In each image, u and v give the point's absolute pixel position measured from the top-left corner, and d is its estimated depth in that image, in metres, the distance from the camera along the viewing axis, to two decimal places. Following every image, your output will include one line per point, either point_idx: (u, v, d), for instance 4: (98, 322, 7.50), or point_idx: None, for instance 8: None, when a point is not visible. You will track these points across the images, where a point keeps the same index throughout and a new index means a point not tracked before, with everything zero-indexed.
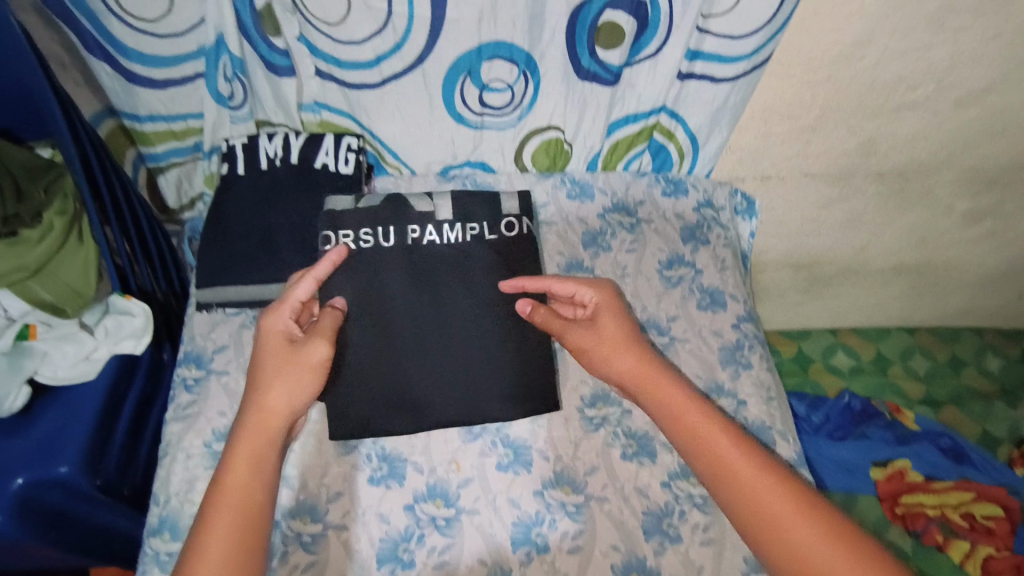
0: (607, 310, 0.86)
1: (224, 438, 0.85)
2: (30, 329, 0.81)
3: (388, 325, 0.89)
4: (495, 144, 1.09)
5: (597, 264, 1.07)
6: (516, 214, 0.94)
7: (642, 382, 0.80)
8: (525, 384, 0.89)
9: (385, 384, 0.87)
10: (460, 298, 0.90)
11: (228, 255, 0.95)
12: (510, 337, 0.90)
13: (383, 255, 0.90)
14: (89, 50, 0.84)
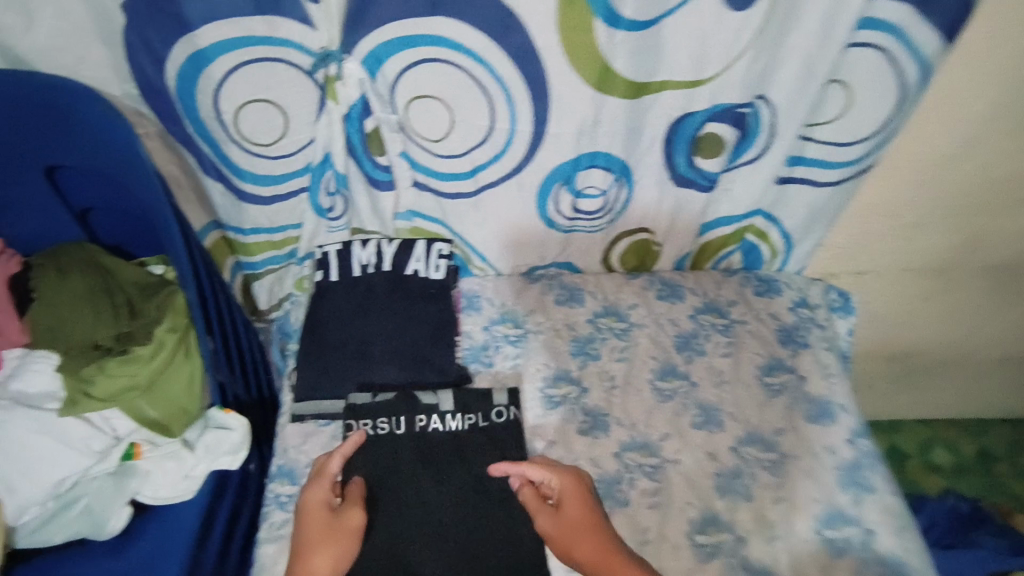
0: (572, 492, 0.81)
1: None
2: (135, 448, 0.82)
3: (397, 517, 0.84)
4: (584, 246, 1.08)
5: (693, 369, 1.03)
6: (505, 402, 0.92)
7: (610, 566, 0.74)
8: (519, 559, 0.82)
9: (392, 562, 0.81)
10: (465, 474, 0.87)
11: (324, 363, 0.95)
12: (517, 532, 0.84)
13: (397, 441, 0.89)
14: (205, 170, 0.87)
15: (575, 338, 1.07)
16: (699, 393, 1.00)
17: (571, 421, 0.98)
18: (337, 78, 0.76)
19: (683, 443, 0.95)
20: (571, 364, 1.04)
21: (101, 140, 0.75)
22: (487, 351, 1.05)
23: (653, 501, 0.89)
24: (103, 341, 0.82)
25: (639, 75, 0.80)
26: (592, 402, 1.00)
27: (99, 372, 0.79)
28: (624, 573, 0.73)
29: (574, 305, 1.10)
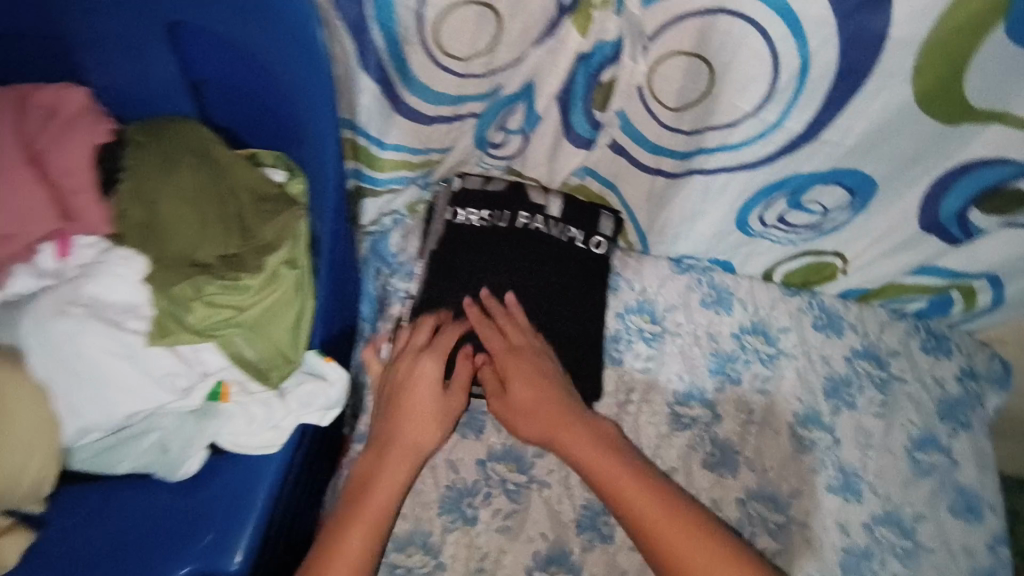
0: (515, 368, 0.75)
1: (405, 549, 0.75)
2: (223, 387, 0.68)
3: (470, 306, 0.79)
4: (760, 252, 0.91)
5: (838, 424, 0.91)
6: (610, 233, 0.83)
7: (614, 486, 0.69)
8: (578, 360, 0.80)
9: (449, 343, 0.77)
10: (549, 276, 0.81)
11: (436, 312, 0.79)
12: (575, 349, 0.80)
13: (494, 234, 0.81)
14: (362, 66, 0.64)
15: (717, 352, 0.93)
16: (841, 452, 0.89)
17: (697, 449, 0.86)
18: (600, 5, 0.58)
19: (815, 506, 0.86)
20: (707, 384, 0.91)
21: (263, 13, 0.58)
22: (617, 344, 0.91)
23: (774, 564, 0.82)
24: (205, 256, 0.65)
25: (979, 98, 0.61)
26: (723, 433, 0.88)
27: (197, 296, 0.64)
28: (636, 494, 0.68)
29: (721, 312, 0.95)
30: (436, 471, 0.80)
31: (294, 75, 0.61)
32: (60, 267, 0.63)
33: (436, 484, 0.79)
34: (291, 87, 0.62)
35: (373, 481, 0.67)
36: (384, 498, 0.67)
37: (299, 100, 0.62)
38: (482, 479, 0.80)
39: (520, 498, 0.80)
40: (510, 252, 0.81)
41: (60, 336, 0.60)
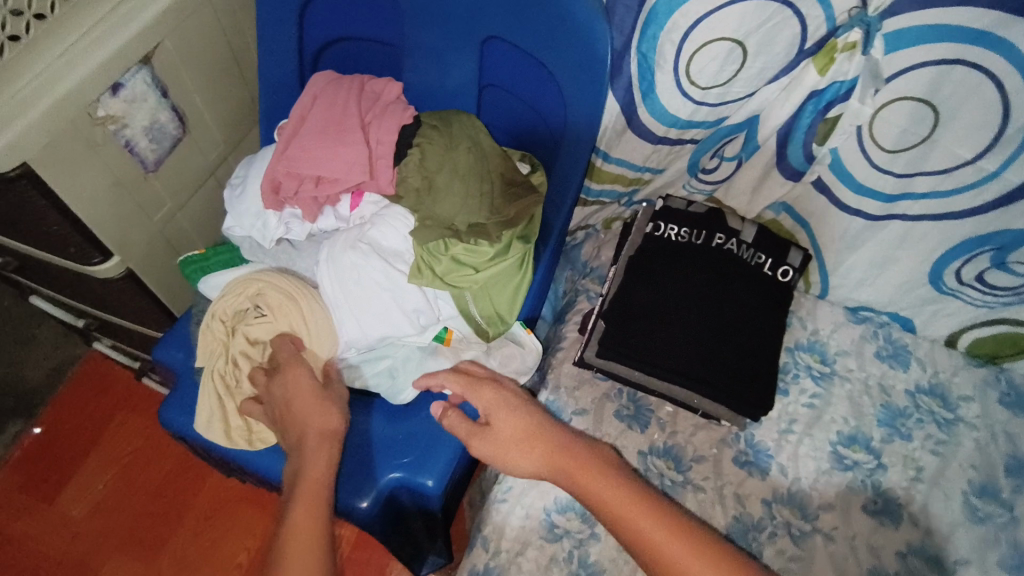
0: (495, 401, 0.78)
1: (564, 512, 0.83)
2: (447, 333, 0.82)
3: (657, 306, 0.85)
4: (947, 311, 0.92)
5: (1020, 503, 0.86)
6: (796, 265, 0.88)
7: (610, 504, 0.70)
8: (754, 372, 0.83)
9: (632, 335, 0.84)
10: (737, 293, 0.85)
11: (626, 307, 0.86)
12: (751, 364, 0.83)
13: (690, 249, 0.88)
14: (615, 87, 0.79)
15: (888, 403, 0.93)
16: (1021, 533, 0.84)
17: (856, 491, 0.87)
18: (844, 48, 0.67)
19: None
20: (874, 432, 0.91)
21: (559, 37, 0.73)
22: (784, 376, 0.95)
23: None
24: (459, 223, 0.79)
25: None
26: (886, 483, 0.87)
27: (446, 254, 0.78)
28: (630, 510, 0.69)
29: (895, 367, 0.96)
30: None
31: (573, 89, 0.75)
32: (349, 216, 0.81)
33: None
34: (569, 98, 0.76)
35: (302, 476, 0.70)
36: (309, 509, 0.69)
37: (571, 108, 0.77)
38: (642, 468, 0.87)
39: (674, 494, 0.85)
40: (703, 264, 0.86)
41: (346, 265, 0.77)
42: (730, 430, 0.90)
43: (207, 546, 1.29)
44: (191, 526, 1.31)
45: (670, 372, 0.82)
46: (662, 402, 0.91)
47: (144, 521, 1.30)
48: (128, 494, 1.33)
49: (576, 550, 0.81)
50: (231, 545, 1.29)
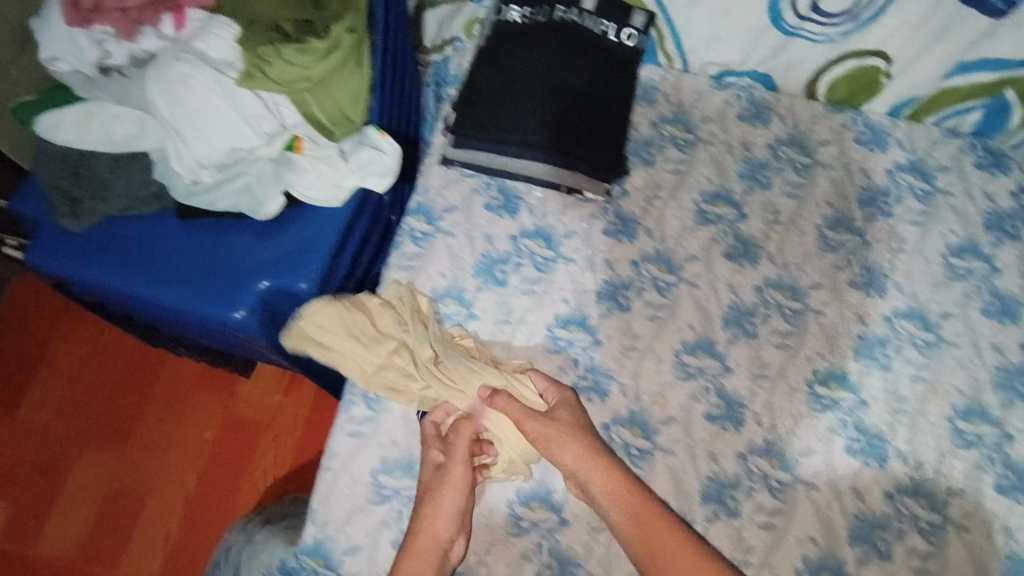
0: (566, 403, 0.77)
1: (441, 299, 0.87)
2: (297, 141, 0.82)
3: (502, 89, 0.85)
4: (797, 56, 0.94)
5: (871, 229, 0.92)
6: (639, 27, 0.89)
7: (647, 524, 0.69)
8: (603, 138, 0.86)
9: (483, 120, 0.84)
10: (582, 65, 0.86)
11: (473, 96, 0.86)
12: (600, 132, 0.86)
13: (530, 27, 0.88)
14: None
15: (749, 158, 0.96)
16: (869, 253, 0.90)
17: (719, 241, 0.91)
18: None
19: (833, 298, 0.88)
20: (736, 187, 0.94)
21: None
22: (650, 148, 0.96)
23: (783, 342, 0.86)
24: (284, 22, 0.79)
25: None
26: (747, 230, 0.92)
27: (276, 56, 0.78)
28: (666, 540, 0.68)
29: (757, 125, 0.98)
30: (472, 242, 0.91)
31: None
32: (176, 36, 0.79)
33: (472, 250, 0.90)
34: None
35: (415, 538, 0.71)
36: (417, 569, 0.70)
37: None
38: (513, 251, 0.90)
39: (546, 268, 0.89)
40: (547, 41, 0.87)
41: (174, 77, 0.76)
42: (599, 205, 0.92)
43: (172, 428, 1.27)
44: (154, 411, 1.28)
45: (524, 145, 0.84)
46: (530, 186, 0.93)
47: (106, 409, 1.28)
48: (83, 390, 1.29)
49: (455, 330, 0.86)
50: (195, 428, 1.27)
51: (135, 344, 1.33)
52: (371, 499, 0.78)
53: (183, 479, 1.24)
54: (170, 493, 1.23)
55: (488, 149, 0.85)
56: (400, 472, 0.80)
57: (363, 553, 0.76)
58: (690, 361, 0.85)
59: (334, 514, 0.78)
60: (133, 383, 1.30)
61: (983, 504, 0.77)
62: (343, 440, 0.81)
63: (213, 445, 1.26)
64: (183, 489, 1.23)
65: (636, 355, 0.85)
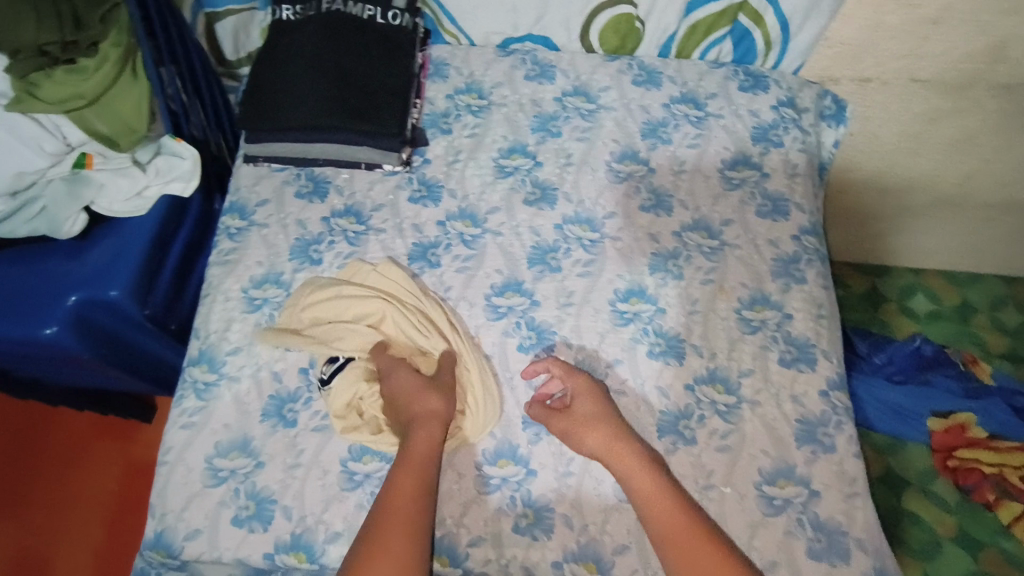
0: (586, 393, 0.81)
1: (260, 285, 0.91)
2: (87, 159, 0.86)
3: (279, 80, 0.93)
4: (561, 15, 1.05)
5: (653, 157, 1.00)
6: (402, 7, 0.98)
7: (656, 501, 0.72)
8: (378, 110, 0.92)
9: (264, 111, 0.92)
10: (352, 48, 0.94)
11: (255, 92, 0.93)
12: (377, 104, 0.93)
13: (299, 22, 0.96)
14: None
15: (539, 112, 1.03)
16: (654, 178, 0.99)
17: (518, 191, 0.98)
18: None
19: (626, 223, 0.96)
20: (530, 140, 1.02)
21: None
22: (447, 119, 1.03)
23: (584, 270, 0.93)
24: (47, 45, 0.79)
25: None
26: (543, 176, 0.99)
27: (46, 78, 0.81)
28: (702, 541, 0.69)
29: (543, 83, 1.06)
30: (287, 229, 0.95)
31: None
32: None
33: (287, 237, 0.94)
34: None
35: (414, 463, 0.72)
36: (411, 490, 0.70)
37: None
38: (326, 231, 0.95)
39: (359, 241, 0.94)
40: (316, 29, 0.94)
41: None
42: (403, 175, 0.99)
43: (73, 484, 1.28)
44: (53, 470, 1.29)
45: (302, 128, 0.91)
46: (338, 170, 0.99)
47: None
48: None
49: (276, 311, 0.90)
50: (99, 479, 1.29)
51: (26, 407, 1.35)
52: (208, 483, 0.80)
53: (91, 532, 1.24)
54: (78, 546, 1.23)
55: (275, 137, 0.93)
56: (235, 452, 0.82)
57: (202, 536, 0.78)
58: (500, 302, 0.91)
59: (172, 504, 0.80)
60: (27, 446, 1.31)
61: (770, 379, 0.86)
62: (176, 433, 0.83)
63: (122, 492, 1.28)
64: (92, 541, 1.24)
65: (450, 306, 0.90)
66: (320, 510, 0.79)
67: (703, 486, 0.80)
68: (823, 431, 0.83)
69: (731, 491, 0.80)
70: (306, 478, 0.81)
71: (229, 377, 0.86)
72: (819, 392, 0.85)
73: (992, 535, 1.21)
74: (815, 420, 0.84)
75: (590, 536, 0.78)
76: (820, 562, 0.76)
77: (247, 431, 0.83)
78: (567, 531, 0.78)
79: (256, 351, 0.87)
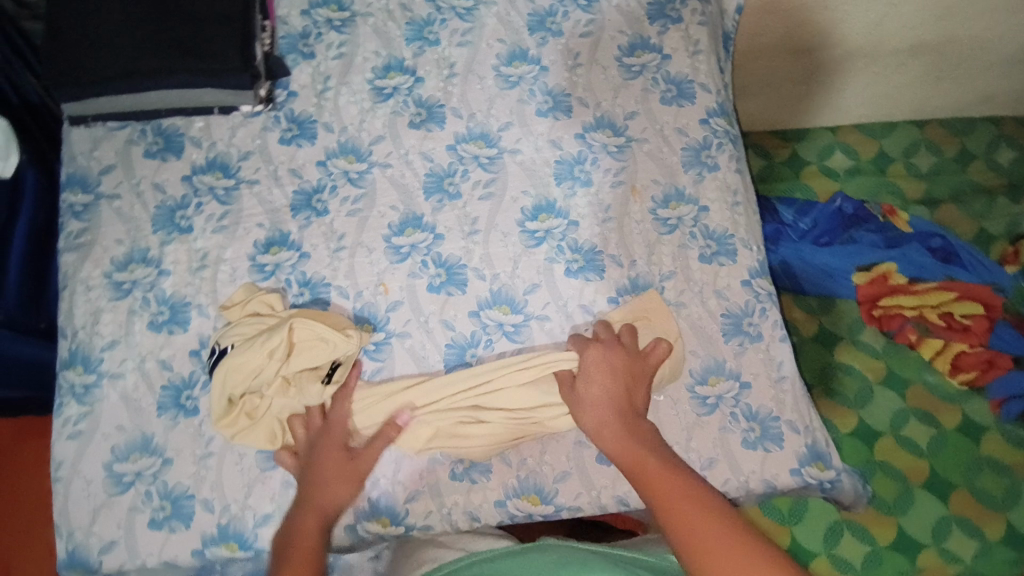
0: (606, 352, 0.73)
1: (125, 267, 0.80)
2: None
3: (87, 23, 0.80)
4: None
5: (545, 53, 0.90)
6: None
7: (638, 461, 0.64)
8: (209, 38, 0.81)
9: (76, 62, 0.79)
10: None
11: (59, 42, 0.80)
12: (207, 31, 0.81)
13: None
14: None
15: (412, 18, 0.91)
16: (548, 78, 0.89)
17: (401, 114, 0.87)
18: None
19: (525, 132, 0.87)
20: (405, 53, 0.90)
21: None
22: (307, 40, 0.90)
23: (486, 192, 0.85)
24: None
25: None
26: (426, 93, 0.88)
27: None
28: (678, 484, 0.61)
29: None
30: (143, 197, 0.83)
31: None
32: None
33: (144, 206, 0.82)
34: None
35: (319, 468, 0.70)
36: (336, 480, 0.70)
37: None
38: (190, 192, 0.83)
39: (229, 199, 0.83)
40: None
41: None
42: (268, 115, 0.86)
43: None
44: None
45: (123, 75, 0.79)
46: (190, 119, 0.85)
47: None
48: None
49: (150, 292, 0.79)
50: None
51: None
52: (113, 491, 0.73)
53: None
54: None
55: (97, 92, 0.80)
56: (136, 454, 0.74)
57: (119, 546, 0.72)
58: (401, 242, 0.83)
59: (78, 520, 0.73)
60: None
61: (692, 277, 0.83)
62: (64, 445, 0.75)
63: None
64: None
65: (346, 254, 0.82)
66: (243, 496, 0.74)
67: None
68: (749, 322, 0.82)
69: (664, 398, 0.79)
70: (221, 465, 0.75)
71: (111, 374, 0.77)
72: (741, 283, 0.83)
73: (917, 372, 1.20)
74: (740, 313, 0.82)
75: (529, 469, 0.76)
76: (754, 450, 0.77)
77: (144, 429, 0.75)
78: (506, 468, 0.76)
79: (135, 341, 0.78)
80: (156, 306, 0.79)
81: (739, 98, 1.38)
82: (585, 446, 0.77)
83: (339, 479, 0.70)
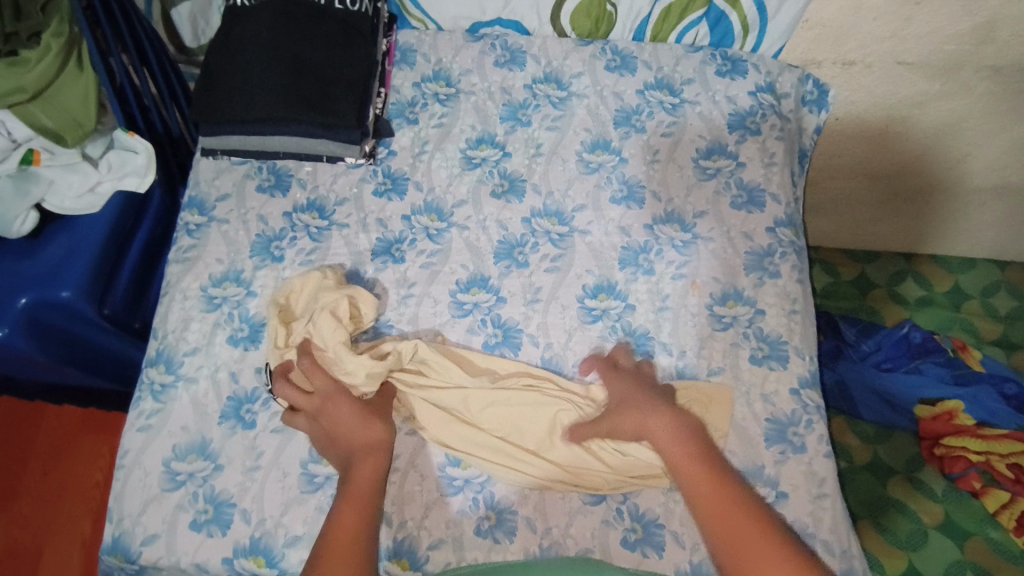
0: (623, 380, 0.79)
1: (220, 284, 0.88)
2: (35, 155, 0.84)
3: (232, 72, 0.93)
4: None
5: (626, 146, 0.97)
6: None
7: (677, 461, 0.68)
8: (332, 98, 0.92)
9: (217, 104, 0.91)
10: (305, 38, 0.95)
11: (207, 85, 0.93)
12: (330, 93, 0.92)
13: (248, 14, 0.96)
14: None
15: (509, 100, 1.00)
16: (626, 169, 0.96)
17: (486, 183, 0.95)
18: None
19: (597, 216, 0.93)
20: (498, 130, 0.98)
21: None
22: (414, 108, 1.00)
23: (552, 265, 0.90)
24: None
25: None
26: (511, 167, 0.96)
27: None
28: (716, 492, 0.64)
29: (513, 69, 1.03)
30: (247, 225, 0.92)
31: None
32: None
33: (247, 233, 0.92)
34: None
35: (337, 430, 0.73)
36: (360, 431, 0.72)
37: None
38: (288, 227, 0.92)
39: (320, 237, 0.91)
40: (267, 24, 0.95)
41: None
42: (368, 168, 0.96)
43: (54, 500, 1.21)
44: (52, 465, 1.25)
45: (256, 119, 0.90)
46: (300, 163, 0.96)
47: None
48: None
49: (236, 310, 0.87)
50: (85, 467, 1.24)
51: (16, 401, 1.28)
52: (166, 486, 0.79)
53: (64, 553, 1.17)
54: (69, 537, 1.19)
55: (229, 130, 0.92)
56: (193, 455, 0.80)
57: (160, 540, 0.76)
58: (466, 299, 0.88)
59: (129, 508, 0.78)
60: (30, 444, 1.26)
61: (741, 376, 0.84)
62: (133, 436, 0.81)
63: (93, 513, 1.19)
64: (80, 532, 1.19)
65: (414, 302, 0.88)
66: (279, 513, 0.77)
67: (669, 488, 0.79)
68: (794, 431, 0.82)
69: None
70: (266, 480, 0.79)
71: (187, 378, 0.84)
72: (791, 391, 0.84)
73: (980, 524, 1.13)
74: (786, 421, 0.82)
75: (553, 539, 0.76)
76: None
77: (205, 433, 0.81)
78: (530, 535, 0.76)
79: (213, 351, 0.85)
80: (237, 322, 0.87)
81: (812, 213, 1.40)
82: (611, 527, 0.77)
83: (364, 428, 0.72)
